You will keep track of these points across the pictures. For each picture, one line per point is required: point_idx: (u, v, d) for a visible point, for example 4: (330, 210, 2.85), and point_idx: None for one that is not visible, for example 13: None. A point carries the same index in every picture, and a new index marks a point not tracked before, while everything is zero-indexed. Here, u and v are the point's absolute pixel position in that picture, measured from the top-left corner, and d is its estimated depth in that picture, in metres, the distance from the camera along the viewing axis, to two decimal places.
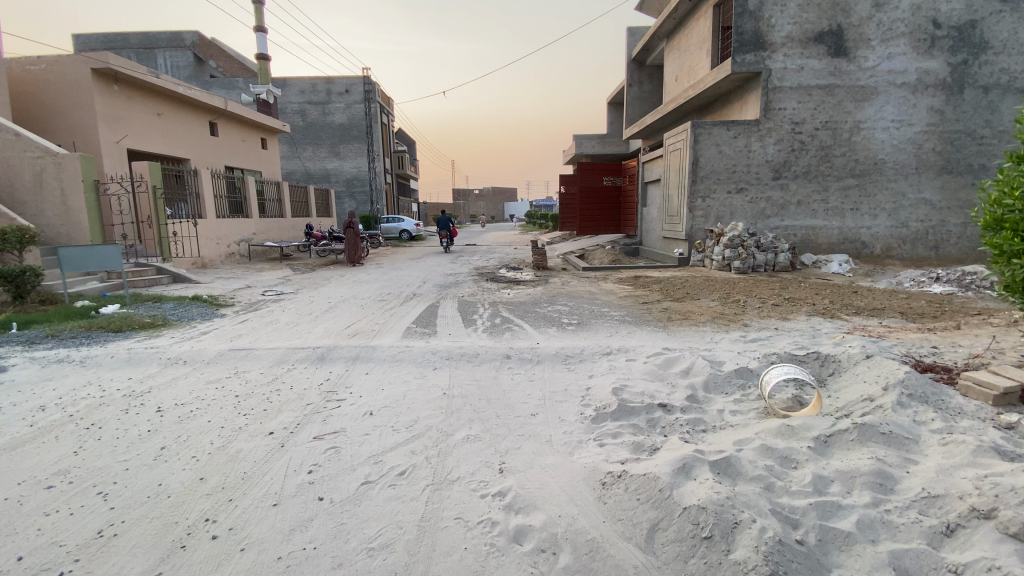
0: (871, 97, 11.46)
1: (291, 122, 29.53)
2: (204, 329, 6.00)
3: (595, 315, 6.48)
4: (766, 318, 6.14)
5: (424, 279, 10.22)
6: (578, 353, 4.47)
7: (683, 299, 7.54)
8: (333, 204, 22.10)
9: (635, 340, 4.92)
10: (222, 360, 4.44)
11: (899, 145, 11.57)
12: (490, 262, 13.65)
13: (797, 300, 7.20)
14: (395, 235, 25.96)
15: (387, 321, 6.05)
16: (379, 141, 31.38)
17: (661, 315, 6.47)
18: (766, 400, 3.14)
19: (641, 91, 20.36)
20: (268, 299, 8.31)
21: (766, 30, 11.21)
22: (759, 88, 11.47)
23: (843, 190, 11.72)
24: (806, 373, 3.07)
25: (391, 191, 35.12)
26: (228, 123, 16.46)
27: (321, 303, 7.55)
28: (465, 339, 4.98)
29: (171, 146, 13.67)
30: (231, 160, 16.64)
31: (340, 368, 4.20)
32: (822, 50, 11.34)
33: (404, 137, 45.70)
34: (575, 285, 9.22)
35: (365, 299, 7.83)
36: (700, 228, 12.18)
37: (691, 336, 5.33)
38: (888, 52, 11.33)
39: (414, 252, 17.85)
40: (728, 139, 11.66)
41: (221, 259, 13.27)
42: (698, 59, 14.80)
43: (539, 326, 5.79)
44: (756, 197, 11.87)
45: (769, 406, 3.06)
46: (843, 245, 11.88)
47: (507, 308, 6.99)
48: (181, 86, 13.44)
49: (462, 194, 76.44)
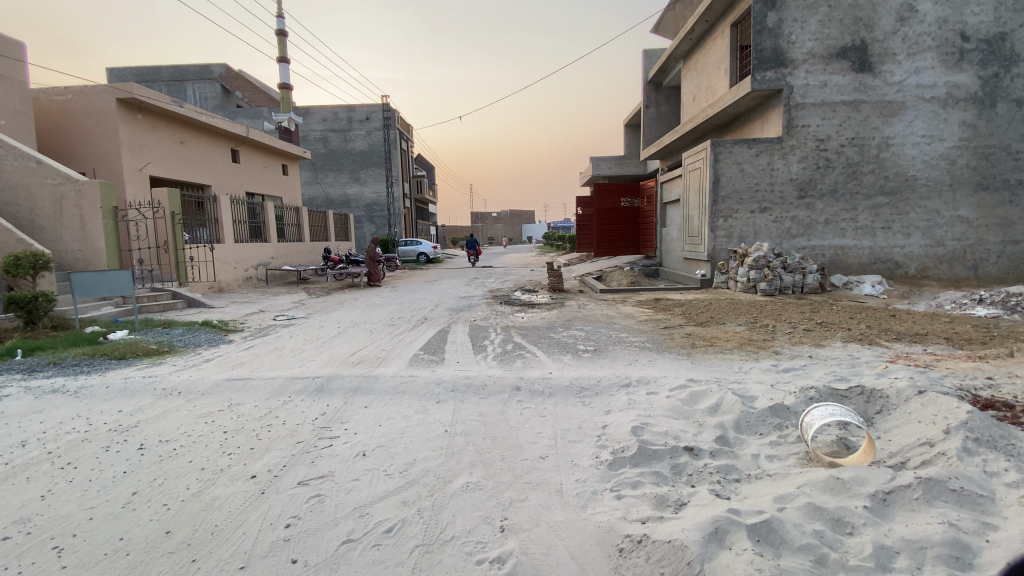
0: (899, 113, 11.04)
1: (312, 148, 30.20)
2: (208, 357, 5.82)
3: (613, 341, 6.13)
4: (797, 345, 5.72)
5: (437, 302, 10.03)
6: (594, 384, 4.13)
7: (707, 324, 7.15)
8: (352, 229, 22.27)
9: (657, 371, 4.55)
10: (218, 391, 4.23)
11: (931, 161, 11.07)
12: (505, 285, 13.42)
13: (831, 324, 6.74)
14: (412, 258, 26.02)
15: (395, 348, 5.81)
16: (399, 166, 31.83)
17: (685, 342, 6.10)
18: (808, 445, 2.75)
19: (658, 112, 20.23)
20: (278, 324, 8.19)
21: (786, 47, 10.96)
22: (780, 105, 11.17)
23: (873, 208, 11.22)
24: (850, 414, 2.69)
25: (410, 214, 35.46)
26: (250, 150, 16.77)
27: (330, 328, 7.37)
28: (473, 368, 4.69)
29: (192, 173, 13.92)
30: (252, 186, 16.89)
31: (338, 401, 3.93)
32: (845, 65, 11.02)
33: (422, 162, 46.43)
34: (592, 309, 8.90)
35: (375, 324, 7.63)
36: (723, 249, 11.75)
37: (717, 365, 4.94)
38: (915, 66, 10.95)
39: (430, 275, 17.72)
40: (749, 158, 11.32)
41: (238, 283, 13.30)
42: (716, 78, 14.60)
43: (553, 354, 5.49)
44: (780, 216, 11.44)
45: (811, 452, 2.68)
46: (875, 265, 11.31)
47: (519, 333, 6.70)
48: (203, 115, 13.75)
49: (481, 216, 77.06)
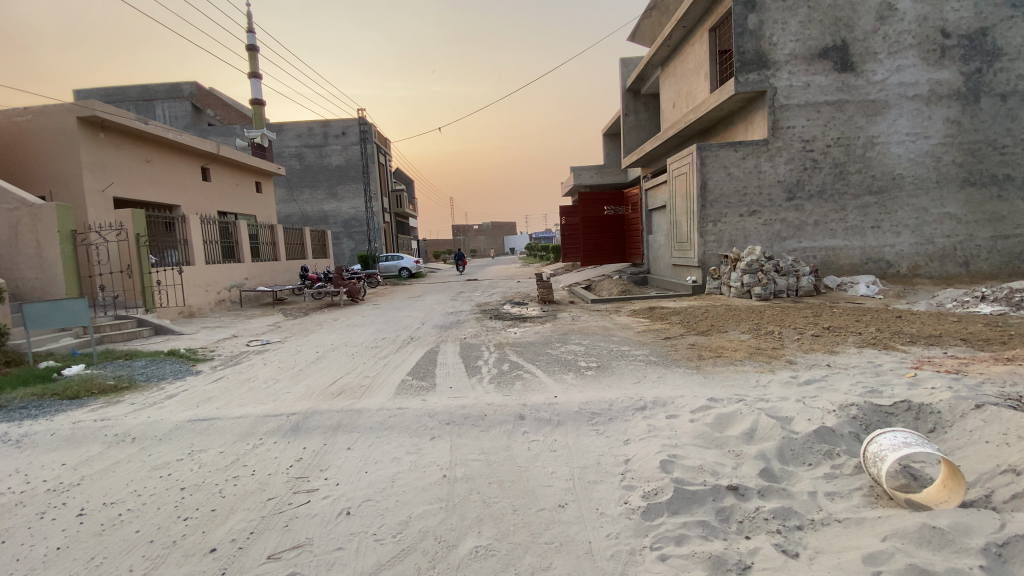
0: (883, 111, 11.02)
1: (288, 165, 29.52)
2: (172, 393, 5.22)
3: (615, 356, 5.72)
4: (811, 353, 5.39)
5: (424, 319, 9.54)
6: (605, 409, 3.70)
7: (711, 332, 6.79)
8: (330, 245, 21.59)
9: (671, 390, 4.14)
10: (176, 437, 3.65)
11: (916, 158, 11.05)
12: (492, 298, 12.98)
13: (839, 329, 6.44)
14: (395, 274, 25.41)
15: (380, 374, 5.31)
16: (377, 181, 31.27)
17: (692, 353, 5.71)
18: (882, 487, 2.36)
19: (638, 119, 20.18)
20: (253, 349, 7.59)
21: (768, 49, 10.87)
22: (764, 107, 11.05)
23: (862, 207, 11.12)
24: (901, 439, 2.36)
25: (390, 230, 34.87)
26: (220, 168, 16.10)
27: (310, 353, 6.82)
28: (466, 395, 4.22)
29: (160, 193, 13.23)
30: (225, 205, 16.21)
31: (316, 443, 3.43)
32: (828, 66, 10.97)
33: (401, 176, 45.96)
34: (586, 320, 8.50)
35: (356, 346, 7.10)
36: (714, 254, 11.51)
37: (732, 380, 4.56)
38: (897, 64, 10.96)
39: (414, 291, 17.19)
40: (737, 161, 11.15)
41: (210, 307, 12.59)
42: (696, 83, 14.52)
43: (554, 373, 5.05)
44: (770, 219, 11.27)
45: (887, 492, 2.30)
46: (867, 265, 11.18)
47: (514, 350, 6.26)
48: (171, 132, 13.12)
49: (462, 230, 76.71)
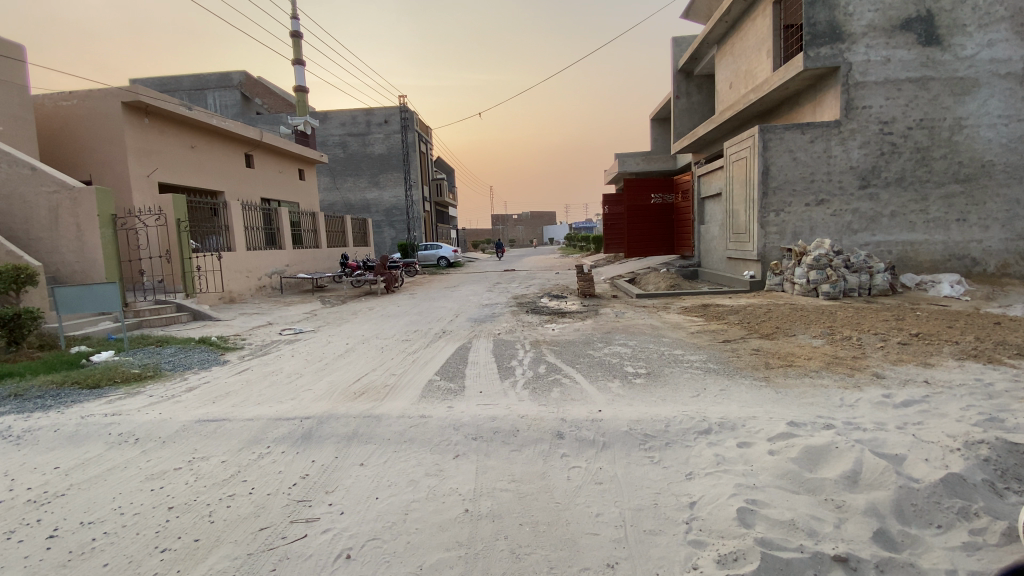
0: (973, 90, 9.67)
1: (332, 153, 29.84)
2: (193, 385, 5.01)
3: (669, 361, 5.10)
4: (900, 366, 4.61)
5: (458, 311, 9.14)
6: (660, 431, 3.13)
7: (776, 336, 6.04)
8: (371, 233, 21.56)
9: (741, 409, 3.52)
10: (180, 441, 3.35)
11: (1010, 144, 9.69)
12: (530, 290, 12.47)
13: (931, 336, 5.56)
14: (433, 263, 25.30)
15: (408, 371, 4.91)
16: (418, 169, 31.16)
17: (756, 361, 5.03)
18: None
19: (690, 103, 19.02)
20: (285, 339, 7.37)
21: (842, 20, 9.72)
22: (837, 85, 9.95)
23: (947, 198, 9.88)
24: None
25: (430, 218, 34.86)
26: (264, 155, 16.21)
27: (340, 345, 6.52)
28: (497, 403, 3.73)
29: (203, 178, 13.36)
30: (268, 192, 16.33)
31: (327, 454, 3.02)
32: (911, 38, 9.72)
33: (442, 165, 45.92)
34: (631, 317, 7.85)
35: (387, 339, 6.75)
36: (775, 247, 10.55)
37: (811, 398, 3.87)
38: (988, 39, 9.59)
39: (451, 280, 16.88)
40: (804, 144, 10.15)
41: (250, 292, 12.68)
42: (757, 61, 13.40)
43: (596, 379, 4.50)
44: (840, 209, 10.21)
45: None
46: (950, 262, 9.96)
47: (551, 350, 5.73)
48: (214, 118, 13.19)
49: (503, 219, 76.53)
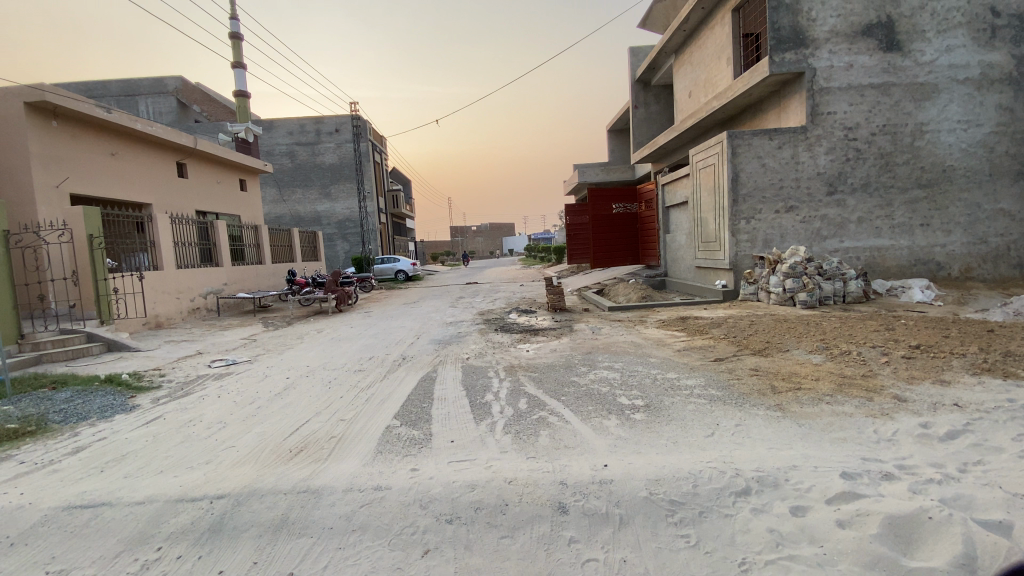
0: (932, 96, 9.79)
1: (278, 164, 28.24)
2: (84, 443, 3.95)
3: (666, 388, 4.44)
4: (917, 386, 4.15)
5: (418, 332, 8.25)
6: (688, 497, 2.44)
7: (770, 353, 5.54)
8: (321, 247, 20.23)
9: (771, 455, 2.88)
10: (33, 544, 2.39)
11: (968, 149, 9.84)
12: (495, 305, 11.72)
13: (933, 348, 5.19)
14: (390, 277, 24.17)
15: (359, 415, 4.05)
16: (372, 180, 29.97)
17: (762, 386, 4.45)
18: None
19: (648, 113, 18.98)
20: (215, 373, 6.28)
21: (806, 25, 9.65)
22: (802, 91, 9.83)
23: (910, 203, 9.91)
24: None
25: (386, 231, 33.64)
26: (199, 164, 14.81)
27: (278, 380, 5.51)
28: (470, 464, 2.94)
29: (126, 189, 11.91)
30: (203, 204, 14.90)
31: (242, 558, 2.16)
32: (872, 44, 9.74)
33: (398, 177, 44.74)
34: (609, 334, 7.24)
35: (336, 370, 5.82)
36: (747, 255, 10.28)
37: (841, 433, 3.30)
38: (946, 45, 9.74)
39: (409, 296, 15.91)
40: (772, 151, 9.96)
41: (182, 316, 11.32)
42: (716, 70, 13.33)
43: (587, 416, 3.82)
44: (809, 216, 10.07)
45: None
46: (915, 267, 9.97)
47: (529, 378, 4.98)
48: (140, 123, 11.86)
49: (461, 231, 75.69)
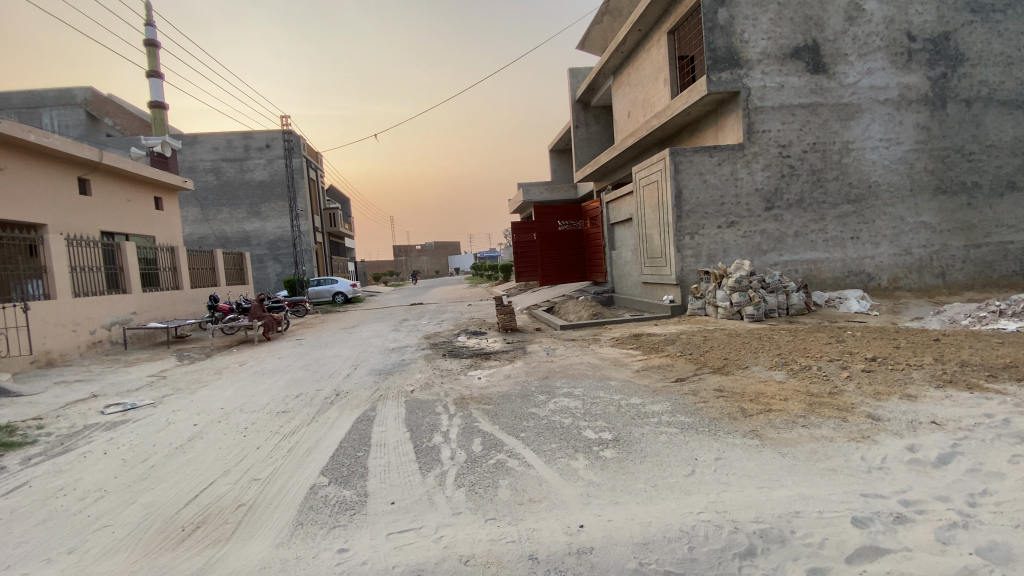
0: (856, 115, 10.34)
1: (202, 181, 26.28)
2: None
3: (631, 417, 4.03)
4: (888, 403, 3.99)
5: (356, 361, 7.50)
6: (685, 566, 2.02)
7: (731, 371, 5.31)
8: (249, 269, 18.73)
9: (765, 499, 2.53)
10: None
11: (890, 165, 10.44)
12: (441, 327, 11.08)
13: (890, 360, 5.14)
14: (328, 299, 22.88)
15: (278, 473, 3.36)
16: (307, 198, 28.53)
17: (730, 409, 4.15)
18: None
19: (589, 132, 19.20)
20: (107, 421, 5.27)
21: (739, 46, 9.95)
22: (738, 109, 10.08)
23: (841, 217, 10.34)
24: None
25: (323, 252, 32.08)
26: (105, 180, 13.26)
27: (182, 429, 4.63)
28: (416, 541, 2.37)
29: (16, 208, 10.34)
30: (110, 225, 13.31)
31: None
32: (800, 66, 10.19)
33: (336, 195, 43.12)
34: (563, 355, 6.84)
35: (256, 412, 5.02)
36: (692, 270, 10.30)
37: (829, 464, 3.01)
38: (867, 68, 10.36)
39: (348, 320, 14.90)
40: (712, 167, 10.11)
41: (80, 351, 9.84)
42: (654, 90, 13.58)
43: (551, 456, 3.34)
44: (749, 231, 10.26)
45: None
46: (849, 279, 10.37)
47: (483, 411, 4.43)
48: (33, 133, 10.40)
49: (404, 250, 74.08)
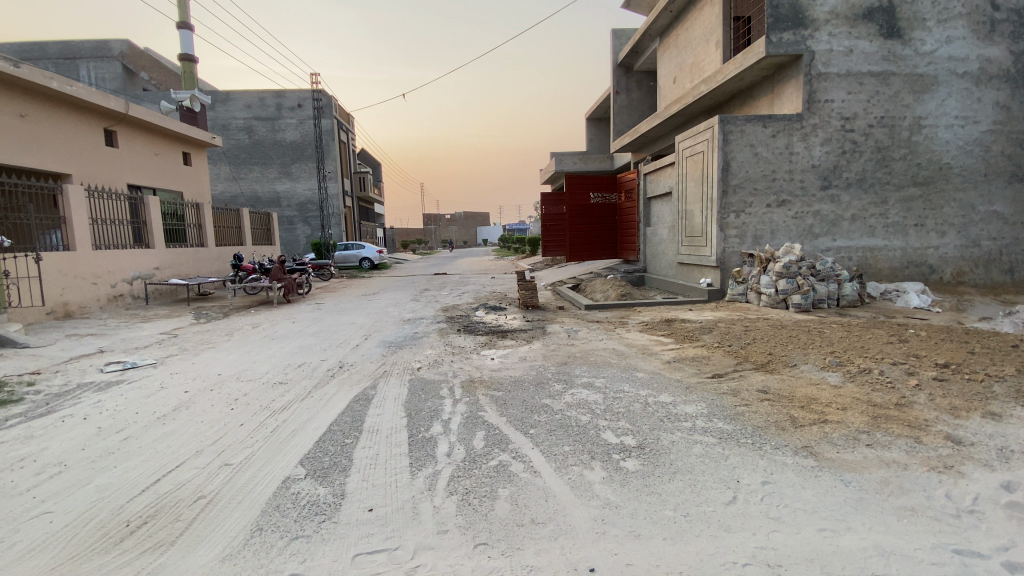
0: (932, 88, 9.15)
1: (235, 139, 26.29)
2: None
3: (660, 419, 3.50)
4: (970, 422, 3.32)
5: (368, 331, 7.16)
6: None
7: (777, 369, 4.69)
8: (276, 229, 18.66)
9: (827, 551, 2.02)
10: None
11: (966, 146, 9.26)
12: (461, 299, 10.68)
13: (966, 368, 4.40)
14: (354, 264, 22.77)
15: (251, 460, 2.98)
16: (337, 160, 28.29)
17: (778, 416, 3.56)
18: None
19: (629, 100, 18.09)
20: (101, 381, 5.07)
21: (806, 3, 8.82)
22: (799, 75, 9.04)
23: (905, 201, 9.29)
24: None
25: (352, 216, 32.04)
26: (132, 132, 13.12)
27: (172, 396, 4.35)
28: (386, 571, 1.94)
29: (40, 158, 10.28)
30: (137, 178, 13.25)
31: None
32: (873, 29, 9.01)
33: (367, 159, 42.89)
34: (586, 338, 6.32)
35: (253, 381, 4.71)
36: (735, 252, 9.51)
37: (905, 501, 2.43)
38: (946, 35, 9.10)
39: (370, 286, 14.68)
40: (765, 139, 9.18)
41: (100, 304, 9.88)
42: (704, 54, 12.47)
43: (563, 459, 2.87)
44: (801, 211, 9.35)
45: None
46: (908, 270, 9.39)
47: (491, 398, 3.98)
48: (56, 80, 10.17)
49: (435, 218, 73.95)
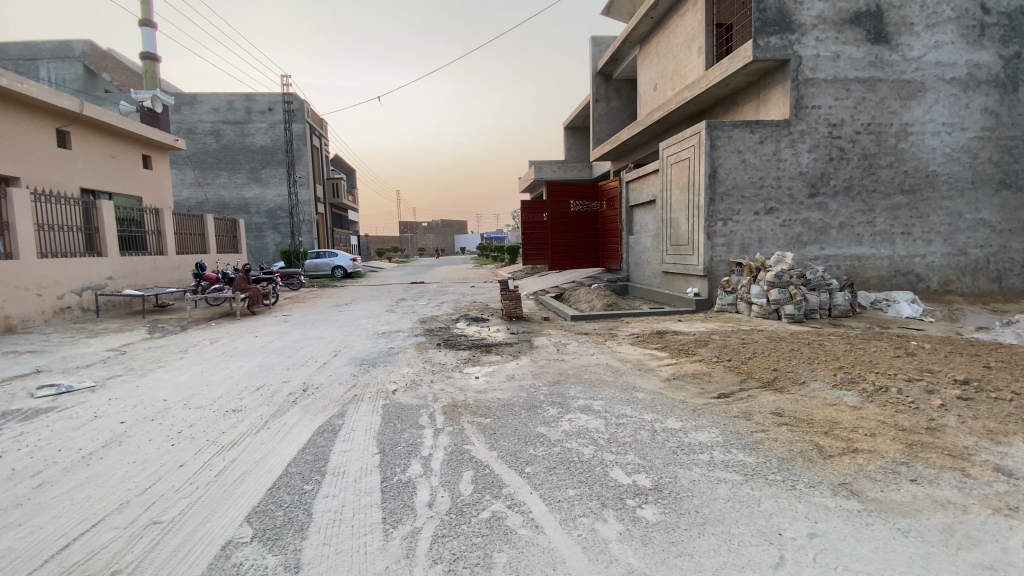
0: (918, 95, 9.11)
1: (202, 143, 25.22)
2: None
3: (672, 451, 3.06)
4: (1015, 450, 2.98)
5: (339, 346, 6.58)
6: None
7: (786, 388, 4.31)
8: (243, 237, 17.78)
9: None
10: None
11: (952, 153, 9.23)
12: (440, 310, 10.14)
13: (988, 386, 4.11)
14: (327, 273, 21.94)
15: (188, 517, 2.41)
16: (310, 166, 27.46)
17: (801, 445, 3.16)
18: None
19: (609, 108, 17.94)
20: (26, 408, 4.38)
21: (793, 8, 8.70)
22: (785, 81, 8.88)
23: (892, 209, 9.20)
24: None
25: (326, 224, 31.12)
26: (88, 133, 12.22)
27: (104, 428, 3.70)
28: None
29: None
30: (92, 181, 12.33)
31: None
32: (859, 35, 8.94)
33: (341, 166, 41.99)
34: (577, 353, 5.88)
35: (201, 409, 4.08)
36: (723, 261, 9.24)
37: (979, 556, 2.04)
38: (934, 40, 9.09)
39: (343, 296, 13.99)
40: (752, 145, 8.98)
41: (45, 318, 9.01)
42: (685, 62, 12.34)
43: (568, 508, 2.40)
44: (789, 219, 9.17)
45: None
46: (895, 279, 9.28)
47: (477, 427, 3.49)
48: (4, 76, 9.32)
49: (411, 226, 73.06)
